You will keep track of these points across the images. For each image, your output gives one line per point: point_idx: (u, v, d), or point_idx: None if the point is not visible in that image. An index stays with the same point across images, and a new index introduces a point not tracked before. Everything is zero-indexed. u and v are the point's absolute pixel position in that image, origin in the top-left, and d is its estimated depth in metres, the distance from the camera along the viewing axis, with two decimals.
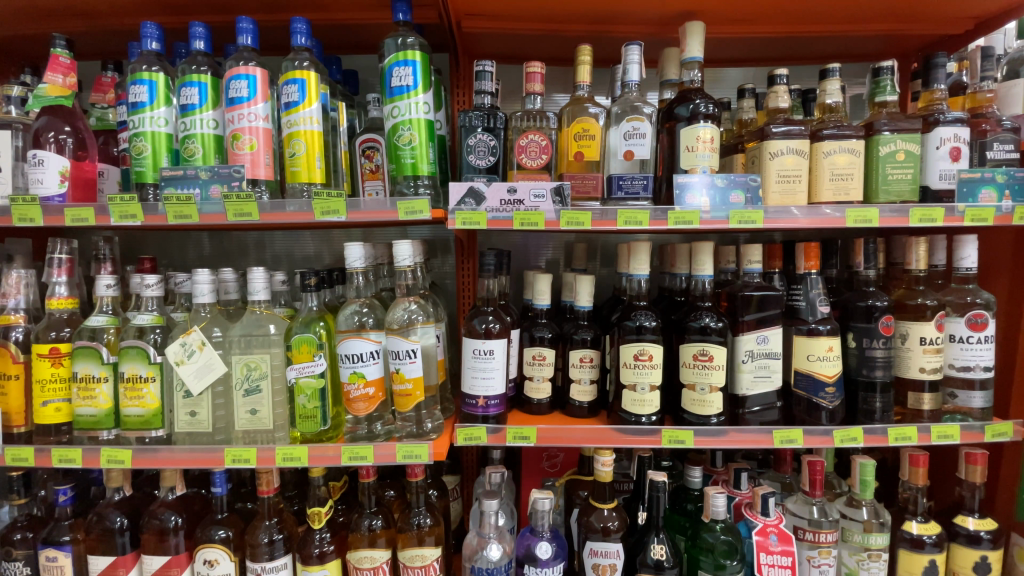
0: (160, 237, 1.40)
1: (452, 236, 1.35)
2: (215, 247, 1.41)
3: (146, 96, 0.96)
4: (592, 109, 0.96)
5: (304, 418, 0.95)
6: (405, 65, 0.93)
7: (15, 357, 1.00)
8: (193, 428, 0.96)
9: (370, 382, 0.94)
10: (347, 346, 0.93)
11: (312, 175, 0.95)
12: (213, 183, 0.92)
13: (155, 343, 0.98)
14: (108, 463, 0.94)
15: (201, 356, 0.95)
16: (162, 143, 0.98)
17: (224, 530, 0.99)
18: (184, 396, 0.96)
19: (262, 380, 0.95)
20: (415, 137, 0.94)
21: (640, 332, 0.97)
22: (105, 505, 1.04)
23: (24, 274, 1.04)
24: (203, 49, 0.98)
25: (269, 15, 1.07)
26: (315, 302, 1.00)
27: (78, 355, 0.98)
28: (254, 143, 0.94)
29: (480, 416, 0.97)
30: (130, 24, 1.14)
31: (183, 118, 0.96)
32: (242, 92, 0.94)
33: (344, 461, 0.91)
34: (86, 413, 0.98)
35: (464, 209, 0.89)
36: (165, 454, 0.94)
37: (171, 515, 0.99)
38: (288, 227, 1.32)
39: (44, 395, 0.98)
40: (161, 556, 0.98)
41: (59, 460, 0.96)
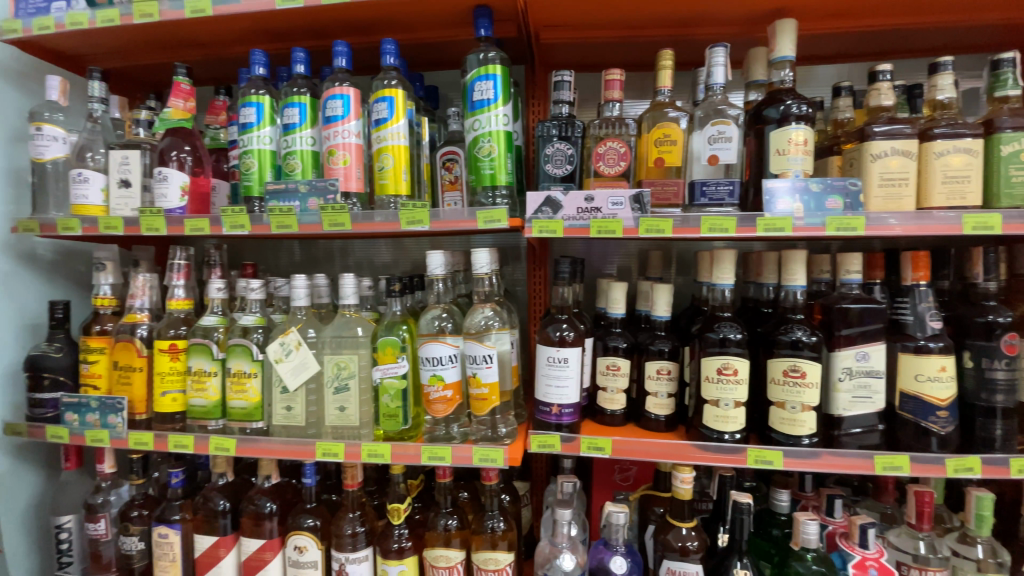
0: (257, 246, 1.53)
1: (522, 243, 1.36)
2: (304, 254, 1.52)
3: (254, 117, 1.07)
4: (673, 114, 0.95)
5: (388, 416, 0.99)
6: (487, 79, 0.96)
7: (140, 352, 1.14)
8: (289, 422, 1.04)
9: (448, 385, 0.97)
10: (427, 349, 0.97)
11: (398, 188, 1.01)
12: (311, 196, 1.00)
13: (257, 341, 1.07)
14: (216, 450, 1.03)
15: (298, 355, 1.02)
16: (267, 160, 1.08)
17: (313, 519, 1.05)
18: (281, 392, 1.04)
19: (350, 379, 1.01)
20: (494, 148, 0.97)
21: (723, 345, 0.93)
22: (210, 488, 1.14)
23: (149, 278, 1.19)
24: (303, 72, 1.07)
25: (361, 37, 1.15)
26: (398, 307, 1.05)
27: (193, 351, 1.09)
28: (347, 158, 1.01)
29: (554, 424, 0.96)
30: (240, 51, 1.26)
31: (285, 137, 1.05)
32: (337, 111, 1.01)
33: (424, 460, 0.94)
34: (198, 404, 1.09)
35: (541, 218, 0.90)
36: (264, 444, 1.02)
37: (266, 501, 1.08)
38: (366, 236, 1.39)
39: (164, 386, 1.10)
40: (257, 539, 1.06)
41: (175, 445, 1.06)
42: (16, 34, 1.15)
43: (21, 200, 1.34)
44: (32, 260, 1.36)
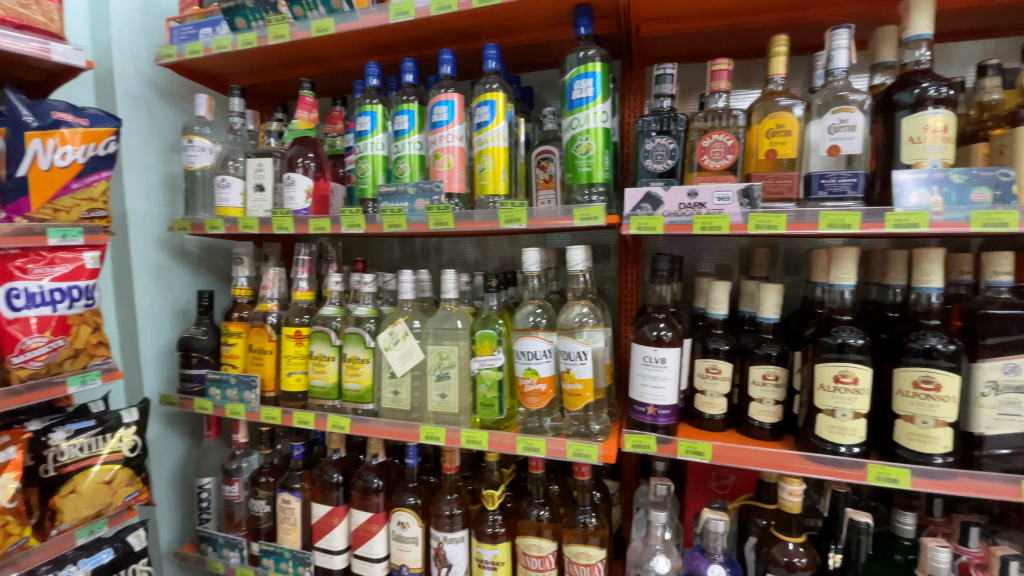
0: (364, 244, 1.67)
1: (612, 240, 1.34)
2: (403, 251, 1.62)
3: (369, 125, 1.16)
4: (786, 102, 0.90)
5: (485, 406, 1.04)
6: (587, 78, 0.97)
7: (270, 337, 1.30)
8: (395, 405, 1.13)
9: (542, 378, 0.99)
10: (522, 344, 0.99)
11: (497, 187, 1.05)
12: (418, 198, 1.07)
13: (370, 331, 1.18)
14: (333, 427, 1.14)
15: (404, 344, 1.10)
16: (380, 165, 1.17)
17: (414, 498, 1.15)
18: (389, 376, 1.14)
19: (451, 368, 1.07)
20: (592, 146, 0.97)
21: (841, 351, 0.86)
22: (326, 461, 1.26)
23: (278, 272, 1.34)
24: (411, 81, 1.15)
25: (464, 44, 1.20)
26: (494, 302, 1.09)
27: (315, 337, 1.21)
28: (451, 161, 1.07)
29: (649, 424, 0.95)
30: (355, 64, 1.37)
31: (396, 142, 1.13)
32: (443, 116, 1.07)
33: (520, 450, 0.97)
34: (318, 384, 1.21)
35: (641, 214, 0.89)
36: (373, 424, 1.11)
37: (373, 478, 1.20)
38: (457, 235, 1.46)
39: (290, 367, 1.25)
40: (366, 511, 1.18)
41: (299, 421, 1.19)
42: (172, 59, 1.35)
43: (176, 204, 1.57)
44: (183, 255, 1.59)
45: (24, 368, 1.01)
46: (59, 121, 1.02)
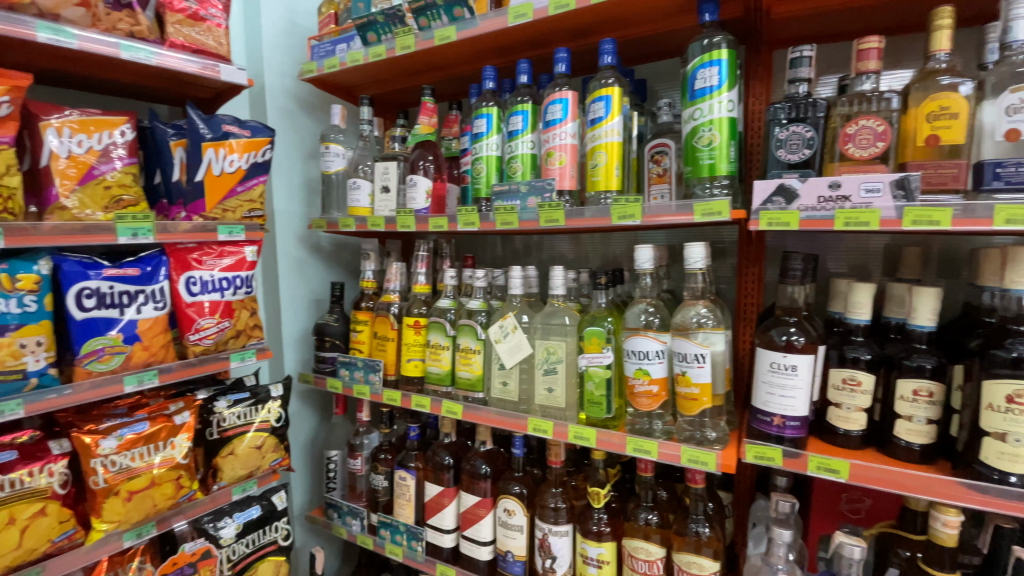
0: (471, 242, 1.75)
1: (726, 237, 1.26)
2: (505, 249, 1.68)
3: (485, 127, 1.21)
4: (949, 81, 0.79)
5: (593, 403, 1.04)
6: (711, 66, 0.92)
7: (391, 325, 1.42)
8: (504, 395, 1.17)
9: (654, 380, 0.96)
10: (633, 343, 0.97)
11: (610, 183, 1.04)
12: (530, 195, 1.10)
13: (481, 323, 1.23)
14: (447, 412, 1.22)
15: (513, 338, 1.14)
16: (494, 165, 1.22)
17: (519, 487, 1.19)
18: (499, 367, 1.17)
19: (558, 363, 1.08)
20: (716, 137, 0.92)
21: (1018, 367, 0.73)
22: (439, 444, 1.35)
23: (399, 266, 1.44)
24: (526, 82, 1.17)
25: (579, 41, 1.21)
26: (603, 299, 1.08)
27: (432, 327, 1.29)
28: (563, 158, 1.08)
29: (774, 436, 0.88)
30: (471, 69, 1.44)
31: (510, 142, 1.17)
32: (556, 114, 1.08)
33: (629, 451, 0.96)
34: (434, 371, 1.29)
35: (771, 209, 0.83)
36: (484, 413, 1.16)
37: (481, 464, 1.25)
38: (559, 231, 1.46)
39: (409, 353, 1.36)
40: (474, 495, 1.24)
41: (415, 404, 1.29)
42: (312, 74, 1.52)
43: (313, 204, 1.76)
44: (318, 250, 1.78)
45: (199, 344, 1.19)
46: (228, 132, 1.18)
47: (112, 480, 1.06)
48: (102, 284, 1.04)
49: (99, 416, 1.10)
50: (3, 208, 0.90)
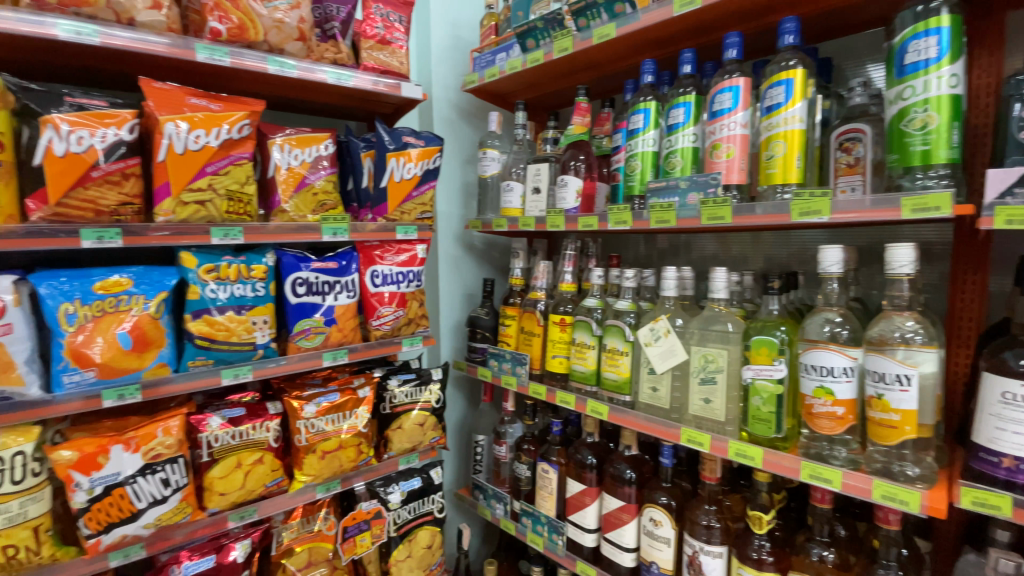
0: (613, 240, 1.72)
1: (931, 237, 1.07)
2: (648, 249, 1.63)
3: (642, 123, 1.18)
4: None
5: (758, 420, 0.95)
6: (928, 36, 0.78)
7: (538, 321, 1.46)
8: (653, 402, 1.14)
9: (840, 402, 0.84)
10: (813, 357, 0.87)
11: (788, 176, 0.94)
12: (691, 191, 1.04)
13: (629, 324, 1.20)
14: (592, 412, 1.22)
15: (665, 342, 1.08)
16: (649, 161, 1.19)
17: (667, 498, 1.15)
18: (649, 372, 1.15)
19: (717, 373, 1.01)
20: (933, 119, 0.77)
21: None
22: (582, 443, 1.37)
23: (547, 265, 1.48)
24: (690, 72, 1.11)
25: (753, 23, 1.11)
26: (775, 307, 1.00)
27: (578, 326, 1.30)
28: (731, 151, 1.00)
29: (1003, 480, 0.72)
30: (627, 64, 1.41)
31: (669, 137, 1.12)
32: (726, 104, 1.01)
33: (804, 477, 0.86)
34: (579, 369, 1.30)
35: (1012, 203, 0.68)
36: (631, 416, 1.14)
37: (626, 468, 1.23)
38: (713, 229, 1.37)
39: (554, 350, 1.38)
40: (618, 500, 1.22)
41: (560, 400, 1.31)
42: (475, 85, 1.63)
43: (468, 206, 1.89)
44: (471, 249, 1.90)
45: (380, 329, 1.36)
46: (406, 143, 1.34)
47: (312, 440, 1.26)
48: (310, 274, 1.24)
49: (302, 384, 1.33)
50: (244, 210, 1.13)
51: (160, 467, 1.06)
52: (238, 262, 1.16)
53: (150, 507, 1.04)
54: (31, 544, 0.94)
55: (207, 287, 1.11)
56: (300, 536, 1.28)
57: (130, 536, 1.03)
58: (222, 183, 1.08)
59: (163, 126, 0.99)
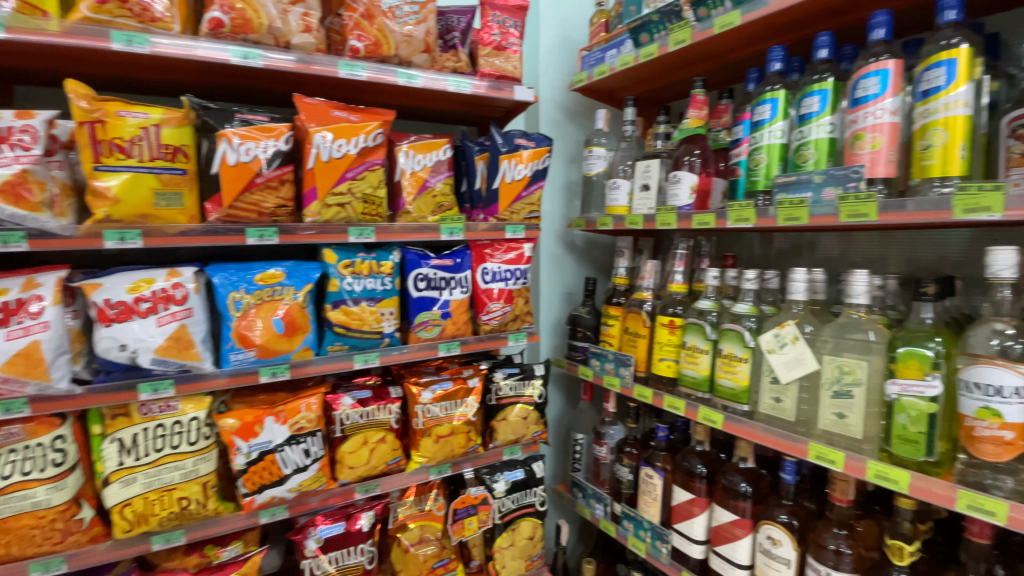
0: (724, 239, 1.64)
1: None
2: (764, 250, 1.53)
3: (769, 113, 1.12)
4: None
5: (904, 441, 0.85)
6: None
7: (644, 322, 1.43)
8: (775, 413, 1.08)
9: (1010, 425, 0.73)
10: (974, 373, 0.76)
11: (949, 168, 0.83)
12: (827, 186, 0.96)
13: (750, 329, 1.14)
14: (705, 420, 1.18)
15: (793, 350, 1.02)
16: (776, 153, 1.12)
17: (787, 516, 1.08)
18: (772, 382, 1.08)
19: (854, 387, 0.93)
20: None
21: None
22: (690, 451, 1.33)
23: (655, 264, 1.44)
24: (825, 56, 1.03)
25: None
26: (928, 315, 0.90)
27: (689, 329, 1.26)
28: (877, 141, 0.91)
29: None
30: (750, 52, 1.32)
31: (800, 128, 1.05)
32: (872, 89, 0.91)
33: (961, 507, 0.75)
34: (690, 374, 1.26)
35: None
36: (750, 427, 1.09)
37: (741, 481, 1.18)
38: (844, 227, 1.24)
39: (662, 353, 1.35)
40: (731, 513, 1.17)
41: (668, 405, 1.29)
42: (583, 84, 1.63)
43: (571, 205, 1.89)
44: (572, 248, 1.90)
45: (489, 324, 1.42)
46: (518, 145, 1.37)
47: (428, 424, 1.35)
48: (430, 271, 1.33)
49: (418, 372, 1.44)
50: (374, 212, 1.25)
51: (303, 438, 1.20)
52: (370, 258, 1.28)
53: (294, 473, 1.18)
54: (201, 497, 1.11)
55: (345, 280, 1.24)
56: (414, 514, 1.38)
57: (277, 497, 1.17)
58: (358, 187, 1.20)
59: (312, 137, 1.12)
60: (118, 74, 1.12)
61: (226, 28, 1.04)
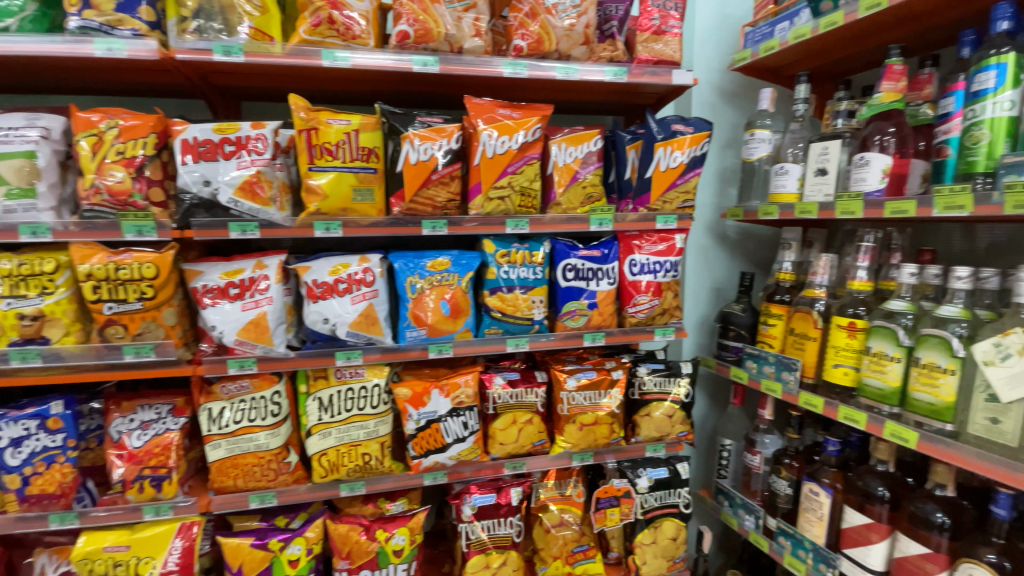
0: (917, 228, 1.41)
1: None
2: (970, 244, 1.29)
3: (993, 82, 0.95)
4: None
5: None
6: None
7: (815, 323, 1.30)
8: (991, 436, 0.91)
9: None
10: None
11: None
12: None
13: (958, 336, 0.98)
14: (891, 436, 1.04)
15: (1018, 364, 0.87)
16: (1002, 128, 0.95)
17: (997, 557, 0.95)
18: (988, 399, 0.92)
19: None
20: None
21: None
22: (868, 470, 1.19)
23: (830, 258, 1.29)
24: None
25: None
26: None
27: (875, 333, 1.11)
28: None
29: None
30: (969, 10, 1.11)
31: (972, 107, 0.99)
32: (988, 84, 0.96)
33: None
34: (874, 385, 1.12)
35: None
36: (952, 449, 0.94)
37: (937, 511, 1.04)
38: None
39: (837, 359, 1.21)
40: (922, 546, 1.04)
41: (845, 416, 1.15)
42: (746, 62, 1.51)
43: (726, 194, 1.77)
44: (724, 239, 1.78)
45: (634, 316, 1.39)
46: (676, 131, 1.32)
47: (572, 411, 1.37)
48: (579, 261, 1.35)
49: (562, 360, 1.47)
50: (528, 204, 1.29)
51: (463, 412, 1.31)
52: (524, 248, 1.34)
53: (454, 442, 1.30)
54: (379, 454, 1.27)
55: (501, 268, 1.32)
56: (555, 496, 1.42)
57: (440, 463, 1.30)
58: (517, 180, 1.26)
59: (480, 135, 1.20)
60: (323, 87, 1.31)
61: (411, 39, 1.16)
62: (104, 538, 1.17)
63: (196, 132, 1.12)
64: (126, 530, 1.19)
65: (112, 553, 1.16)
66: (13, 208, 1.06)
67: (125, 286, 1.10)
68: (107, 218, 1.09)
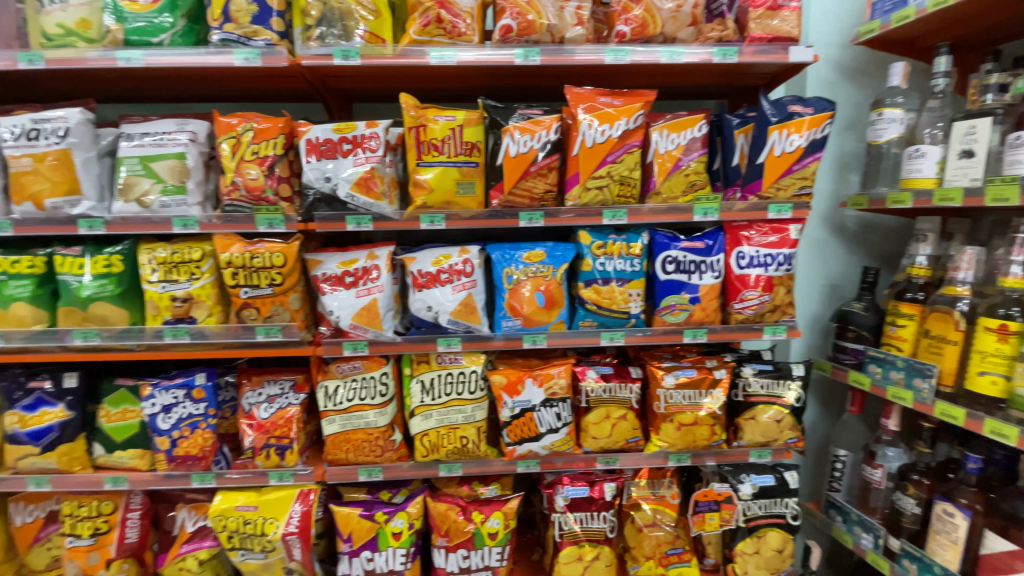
0: None
1: None
2: None
3: None
4: None
5: None
6: None
7: (956, 325, 1.15)
8: None
9: None
10: None
11: None
12: None
13: None
14: None
15: None
16: None
17: None
18: None
19: None
20: None
21: None
22: (1015, 492, 1.10)
23: (976, 252, 1.14)
24: None
25: None
26: None
27: None
28: None
29: None
30: None
31: None
32: None
33: None
34: None
35: None
36: None
37: None
38: None
39: (983, 366, 1.07)
40: None
41: (992, 430, 1.05)
42: (875, 34, 1.35)
43: (845, 180, 1.61)
44: (842, 231, 1.63)
45: (742, 313, 1.31)
46: (792, 113, 1.23)
47: (670, 409, 1.33)
48: (679, 253, 1.30)
49: (658, 356, 1.42)
50: (628, 194, 1.26)
51: (556, 403, 1.31)
52: (621, 240, 1.31)
53: (548, 432, 1.31)
54: (476, 439, 1.31)
55: (597, 260, 1.30)
56: (648, 495, 1.38)
57: (533, 451, 1.31)
58: (617, 170, 1.23)
59: (579, 125, 1.19)
60: (427, 85, 1.36)
61: (514, 32, 1.18)
62: (236, 498, 1.31)
63: (319, 133, 1.22)
64: (253, 493, 1.33)
65: (243, 512, 1.29)
66: (168, 203, 1.21)
67: (258, 273, 1.23)
68: (244, 212, 1.22)
